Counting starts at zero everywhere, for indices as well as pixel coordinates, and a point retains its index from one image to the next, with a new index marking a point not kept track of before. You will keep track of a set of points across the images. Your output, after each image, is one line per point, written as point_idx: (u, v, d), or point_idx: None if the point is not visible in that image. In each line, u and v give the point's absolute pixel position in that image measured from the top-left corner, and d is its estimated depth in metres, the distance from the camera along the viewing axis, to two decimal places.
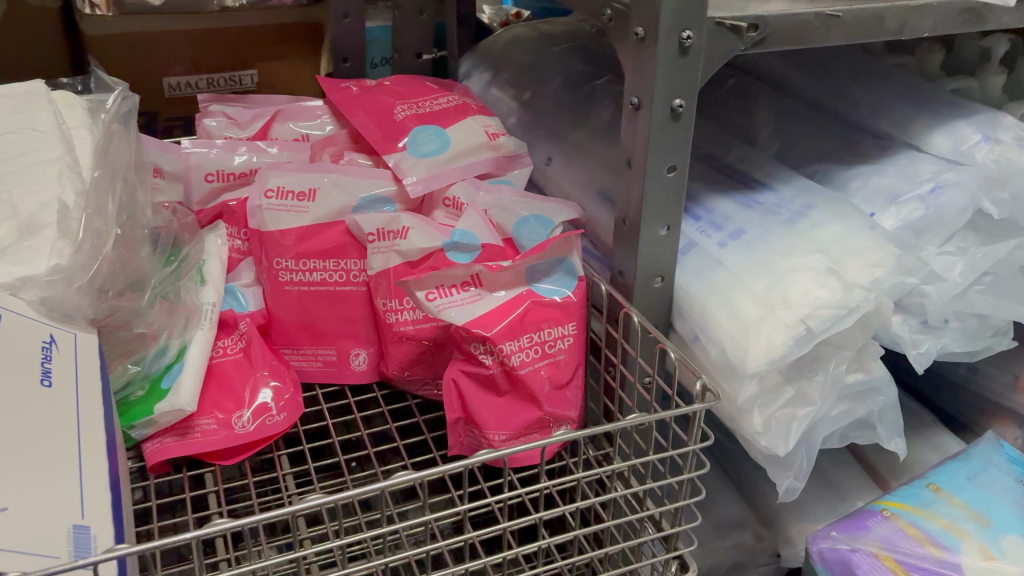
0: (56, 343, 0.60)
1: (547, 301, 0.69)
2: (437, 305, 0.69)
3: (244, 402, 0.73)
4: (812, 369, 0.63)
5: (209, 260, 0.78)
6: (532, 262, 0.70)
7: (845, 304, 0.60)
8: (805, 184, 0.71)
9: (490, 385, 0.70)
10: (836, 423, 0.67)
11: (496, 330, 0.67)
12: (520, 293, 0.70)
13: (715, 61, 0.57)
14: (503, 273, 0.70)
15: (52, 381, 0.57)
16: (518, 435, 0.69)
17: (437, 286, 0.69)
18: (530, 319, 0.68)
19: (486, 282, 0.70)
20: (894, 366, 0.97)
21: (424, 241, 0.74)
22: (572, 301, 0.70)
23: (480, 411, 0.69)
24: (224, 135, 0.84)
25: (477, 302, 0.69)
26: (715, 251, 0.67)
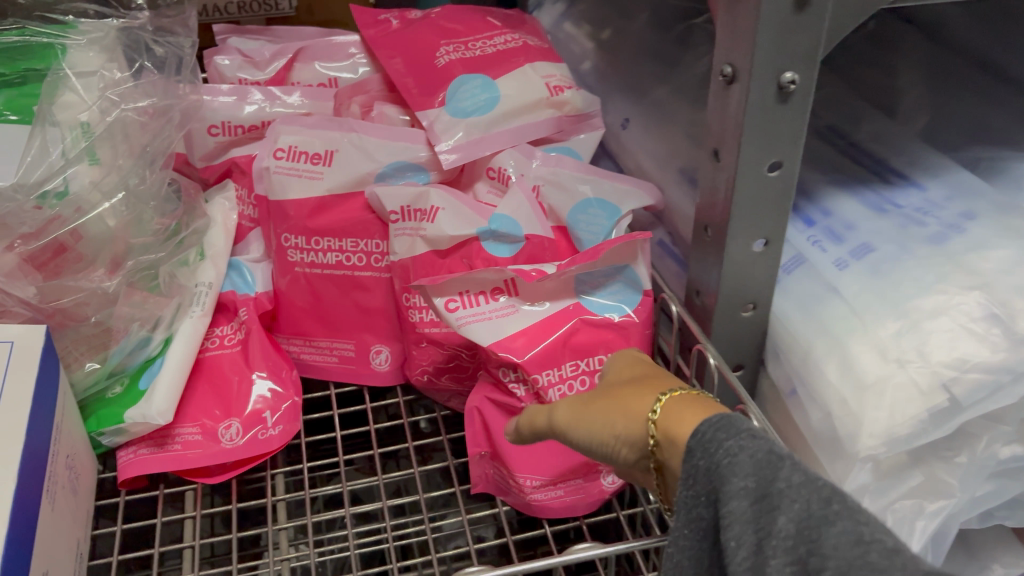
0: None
1: (600, 322, 0.55)
2: (459, 318, 0.54)
3: (235, 408, 0.61)
4: (950, 447, 0.46)
5: (213, 230, 0.66)
6: (584, 270, 0.55)
7: (1009, 369, 0.43)
8: (963, 179, 0.52)
9: (523, 415, 0.56)
10: (978, 507, 0.50)
11: (529, 355, 0.53)
12: (566, 308, 0.55)
13: (848, 19, 0.39)
14: (548, 280, 0.55)
15: None
16: (557, 483, 0.55)
17: (464, 291, 0.54)
18: (575, 343, 0.54)
19: (522, 290, 0.55)
20: None
21: (454, 228, 0.59)
22: (633, 322, 0.55)
23: (509, 448, 0.55)
24: (236, 76, 0.71)
25: (510, 317, 0.54)
26: (829, 273, 0.49)
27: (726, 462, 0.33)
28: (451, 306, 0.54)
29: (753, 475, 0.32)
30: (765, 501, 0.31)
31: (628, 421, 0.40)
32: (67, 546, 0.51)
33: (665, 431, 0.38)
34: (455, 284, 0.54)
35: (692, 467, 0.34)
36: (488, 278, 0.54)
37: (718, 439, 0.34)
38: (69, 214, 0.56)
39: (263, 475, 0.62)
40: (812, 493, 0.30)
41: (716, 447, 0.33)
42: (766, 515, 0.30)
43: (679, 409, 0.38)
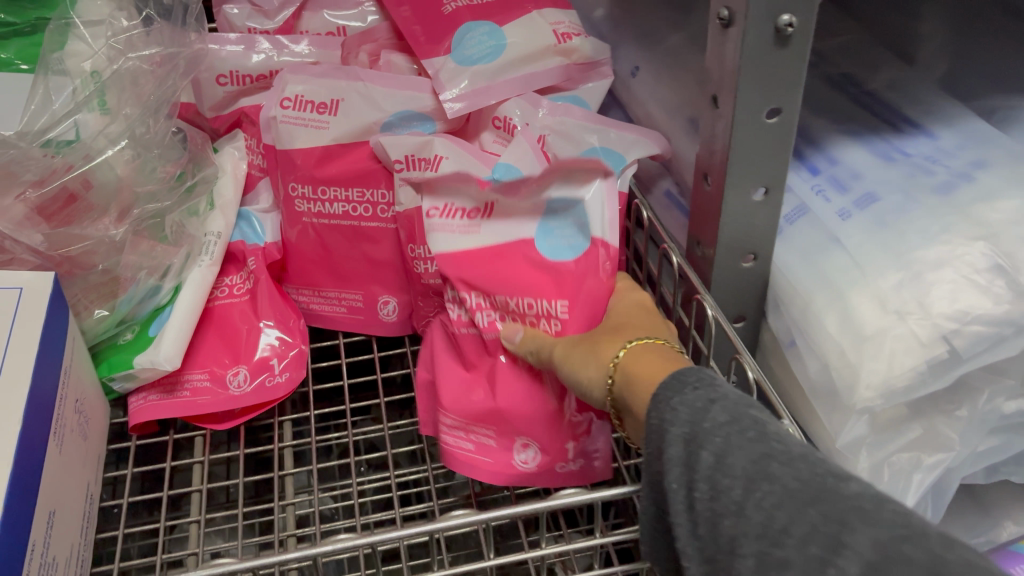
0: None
1: (540, 263, 0.55)
2: (431, 223, 0.57)
3: (243, 356, 0.62)
4: (951, 402, 0.45)
5: (222, 180, 0.66)
6: (548, 199, 0.56)
7: (1013, 321, 0.43)
8: (976, 127, 0.51)
9: (468, 353, 0.56)
10: (983, 461, 0.50)
11: (465, 274, 0.55)
12: (516, 242, 0.56)
13: None
14: (514, 202, 0.56)
15: None
16: (468, 429, 0.54)
17: (448, 203, 0.57)
18: (514, 277, 0.55)
19: (494, 214, 0.57)
20: None
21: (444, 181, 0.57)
22: (568, 275, 0.55)
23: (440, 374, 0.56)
24: (245, 25, 0.70)
25: (472, 233, 0.57)
26: (833, 223, 0.48)
27: (668, 416, 0.37)
28: (433, 209, 0.57)
29: (686, 422, 0.36)
30: (691, 443, 0.35)
31: (596, 367, 0.45)
32: (76, 487, 0.52)
33: (627, 377, 0.43)
34: (444, 195, 0.57)
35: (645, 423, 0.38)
36: (466, 199, 0.57)
37: (669, 396, 0.38)
38: (78, 162, 0.57)
39: (272, 422, 0.62)
40: (730, 428, 0.35)
41: (664, 404, 0.38)
42: (693, 453, 0.35)
43: (641, 358, 0.43)
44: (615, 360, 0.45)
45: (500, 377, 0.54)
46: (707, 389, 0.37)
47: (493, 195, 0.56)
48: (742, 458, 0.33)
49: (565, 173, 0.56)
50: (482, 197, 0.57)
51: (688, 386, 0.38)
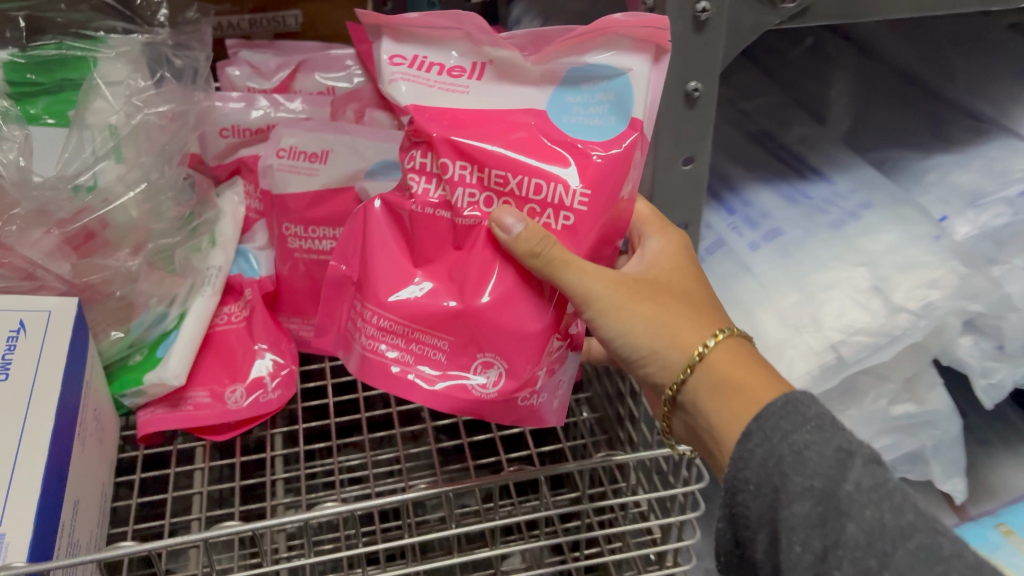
0: (24, 329, 0.59)
1: (557, 134, 0.48)
2: (393, 73, 0.51)
3: (240, 375, 0.70)
4: (845, 402, 0.55)
5: (222, 220, 0.75)
6: (574, 65, 0.49)
7: (888, 332, 0.51)
8: (867, 175, 0.60)
9: (423, 242, 0.50)
10: (877, 458, 0.58)
11: (450, 135, 0.48)
12: (529, 111, 0.49)
13: (742, 39, 0.48)
14: (530, 68, 0.49)
15: (9, 373, 0.56)
16: (410, 337, 0.49)
17: (418, 55, 0.51)
18: (521, 139, 0.49)
19: (489, 78, 0.50)
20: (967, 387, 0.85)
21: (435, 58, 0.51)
22: (594, 157, 0.48)
23: (374, 266, 0.50)
24: (246, 85, 0.80)
25: (456, 94, 0.50)
26: (744, 253, 0.57)
27: (792, 461, 0.42)
28: (400, 56, 0.51)
29: (823, 481, 0.41)
30: (829, 504, 0.41)
31: (678, 353, 0.49)
32: (95, 483, 0.59)
33: (713, 382, 0.48)
34: (413, 44, 0.51)
35: (749, 451, 0.44)
36: (452, 50, 0.51)
37: (793, 431, 0.43)
38: (98, 204, 0.65)
39: (264, 434, 0.70)
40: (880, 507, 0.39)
41: (787, 439, 0.43)
42: (835, 521, 0.40)
43: (728, 360, 0.49)
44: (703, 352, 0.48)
45: (472, 270, 0.48)
46: (832, 437, 0.42)
47: (491, 56, 0.50)
48: (905, 555, 0.38)
49: (614, 37, 0.48)
50: (475, 56, 0.50)
51: (802, 425, 0.43)
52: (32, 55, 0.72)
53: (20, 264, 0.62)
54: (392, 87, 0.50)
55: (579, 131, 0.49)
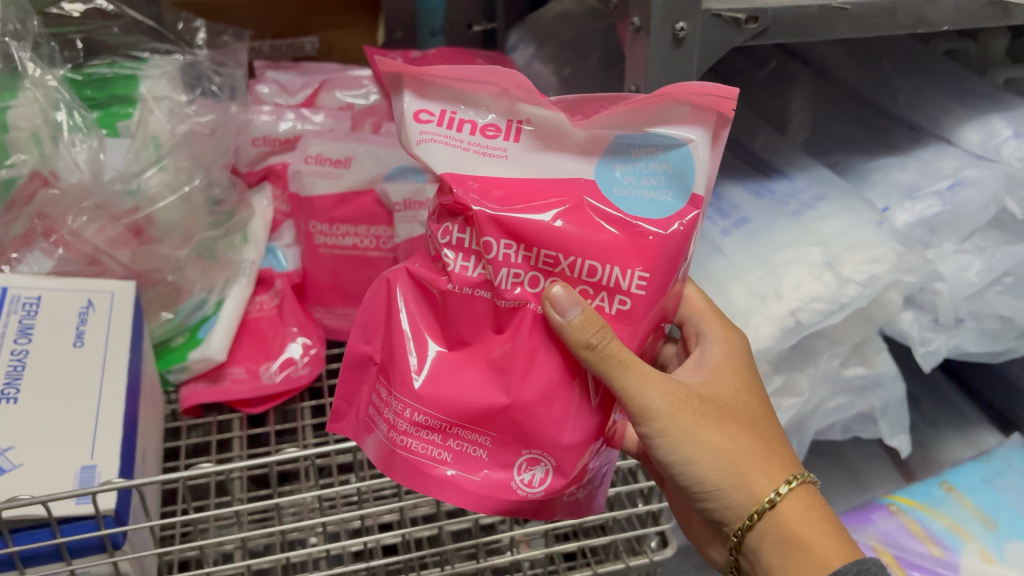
0: (92, 306, 0.67)
1: (607, 205, 0.50)
2: (423, 131, 0.50)
3: (273, 354, 0.78)
4: (804, 362, 0.64)
5: (254, 220, 0.84)
6: (629, 134, 0.50)
7: (838, 299, 0.60)
8: (822, 174, 0.71)
9: (462, 330, 0.51)
10: (833, 415, 0.68)
11: (496, 211, 0.49)
12: (576, 182, 0.50)
13: (713, 52, 0.58)
14: (575, 133, 0.50)
15: (84, 341, 0.64)
16: (448, 435, 0.49)
17: (445, 110, 0.51)
18: (567, 214, 0.49)
19: (526, 140, 0.51)
20: (919, 373, 0.95)
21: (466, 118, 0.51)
22: (648, 237, 0.49)
23: (406, 362, 0.50)
24: (274, 100, 0.89)
25: (498, 161, 0.50)
26: (717, 238, 0.67)
27: None
28: (431, 112, 0.50)
29: None
30: None
31: (747, 495, 0.51)
32: (153, 440, 0.67)
33: (782, 528, 0.51)
34: (442, 99, 0.50)
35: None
36: (484, 109, 0.51)
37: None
38: (143, 205, 0.73)
39: (294, 407, 0.78)
40: None
41: None
42: None
43: (796, 506, 0.52)
44: (773, 502, 0.51)
45: (515, 360, 0.49)
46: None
47: (529, 117, 0.50)
48: None
49: (671, 107, 0.50)
50: (510, 118, 0.51)
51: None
52: (89, 74, 0.81)
53: (87, 249, 0.70)
54: (424, 149, 0.50)
55: (634, 204, 0.50)
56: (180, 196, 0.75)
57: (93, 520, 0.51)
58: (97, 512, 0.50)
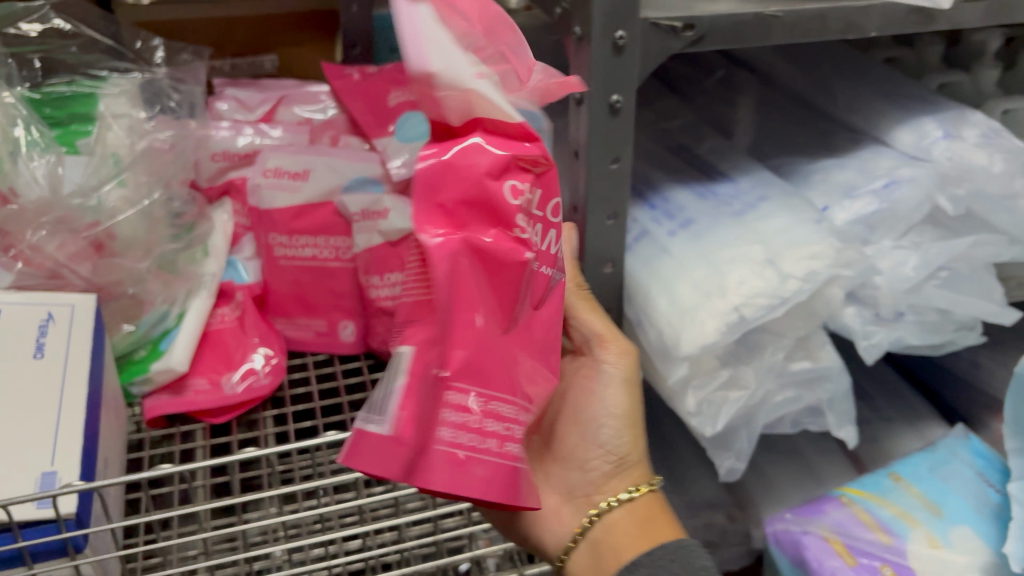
0: (52, 319, 0.68)
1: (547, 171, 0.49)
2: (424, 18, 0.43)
3: (235, 365, 0.79)
4: (750, 356, 0.67)
5: (214, 234, 0.85)
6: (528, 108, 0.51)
7: (779, 294, 0.63)
8: (764, 176, 0.73)
9: (509, 305, 0.46)
10: (781, 409, 0.70)
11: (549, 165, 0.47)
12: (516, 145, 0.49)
13: (652, 59, 0.60)
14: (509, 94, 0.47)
15: (44, 352, 0.65)
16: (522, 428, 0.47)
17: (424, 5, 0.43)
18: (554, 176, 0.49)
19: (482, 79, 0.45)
20: (872, 371, 0.98)
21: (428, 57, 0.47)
22: None
23: (496, 346, 0.45)
24: (233, 116, 0.91)
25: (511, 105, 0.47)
26: (664, 239, 0.70)
27: None
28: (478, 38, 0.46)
29: None
30: None
31: (635, 470, 0.67)
32: (116, 449, 0.68)
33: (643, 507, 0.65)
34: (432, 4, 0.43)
35: None
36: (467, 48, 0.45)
37: None
38: (103, 219, 0.74)
39: (257, 416, 0.79)
40: None
41: None
42: None
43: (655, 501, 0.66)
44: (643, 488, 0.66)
45: (555, 336, 0.49)
46: None
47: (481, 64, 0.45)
48: None
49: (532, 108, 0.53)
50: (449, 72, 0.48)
51: None
52: (47, 92, 0.82)
53: (48, 263, 0.71)
54: (484, 84, 0.44)
55: None
56: (140, 210, 0.77)
57: (54, 524, 0.53)
58: (59, 515, 0.52)
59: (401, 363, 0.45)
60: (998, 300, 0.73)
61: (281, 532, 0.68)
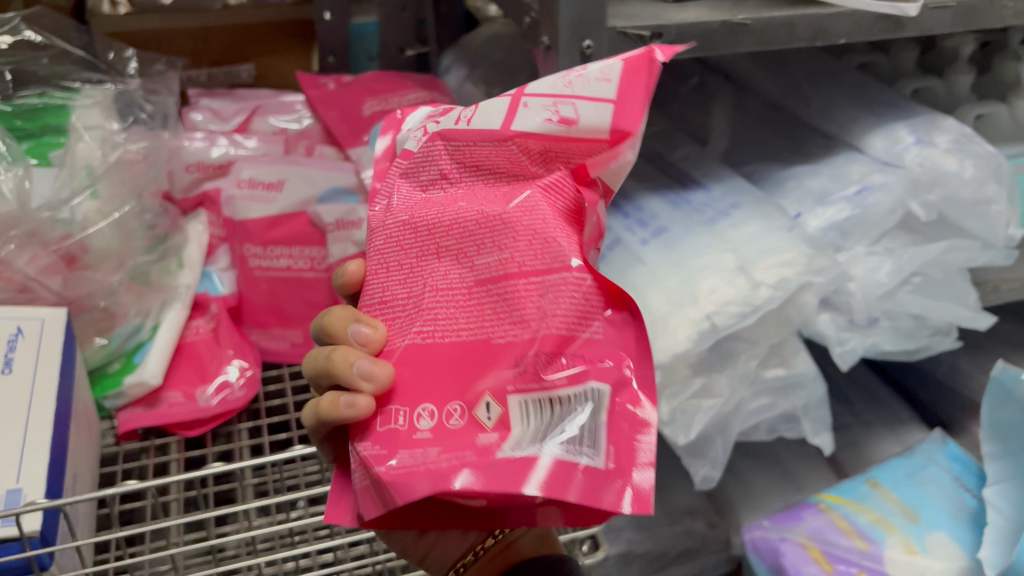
0: (21, 334, 0.67)
1: None
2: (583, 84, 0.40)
3: (209, 377, 0.79)
4: (723, 364, 0.66)
5: (188, 245, 0.84)
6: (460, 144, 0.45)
7: (751, 302, 0.63)
8: (736, 183, 0.73)
9: None
10: (756, 416, 0.70)
11: None
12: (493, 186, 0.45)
13: None
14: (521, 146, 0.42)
15: (12, 367, 0.64)
16: None
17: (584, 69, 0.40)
18: None
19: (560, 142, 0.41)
20: (850, 375, 0.99)
21: (592, 115, 0.39)
22: None
23: None
24: (208, 127, 0.91)
25: None
26: (637, 248, 0.69)
27: None
28: (604, 74, 0.39)
29: None
30: None
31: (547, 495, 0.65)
32: (87, 463, 0.68)
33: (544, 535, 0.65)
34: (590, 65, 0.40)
35: None
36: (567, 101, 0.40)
37: None
38: (75, 232, 0.73)
39: (231, 428, 0.79)
40: None
41: None
42: None
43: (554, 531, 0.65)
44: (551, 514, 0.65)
45: None
46: None
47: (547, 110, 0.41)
48: None
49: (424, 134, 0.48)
50: (533, 99, 0.41)
51: None
52: (18, 105, 0.81)
53: (17, 278, 0.69)
54: None
55: None
56: (112, 223, 0.76)
57: (17, 542, 0.52)
58: (22, 533, 0.51)
59: (603, 398, 0.39)
60: (972, 305, 0.73)
61: (251, 548, 0.67)
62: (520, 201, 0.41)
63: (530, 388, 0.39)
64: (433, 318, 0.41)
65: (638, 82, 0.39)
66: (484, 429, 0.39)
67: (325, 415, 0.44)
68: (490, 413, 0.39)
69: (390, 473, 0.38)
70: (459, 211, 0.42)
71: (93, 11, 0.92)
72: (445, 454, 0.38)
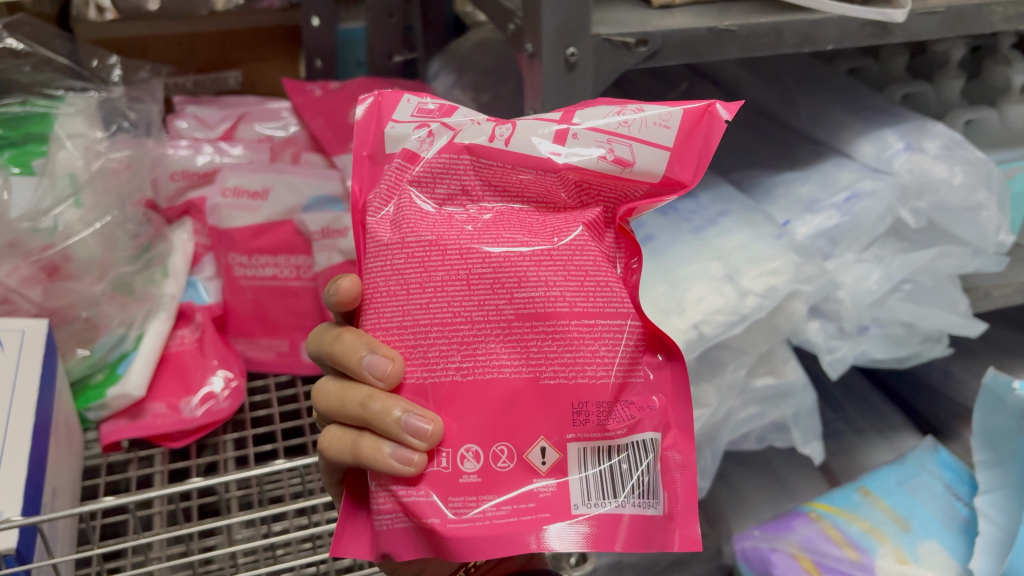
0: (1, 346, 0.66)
1: None
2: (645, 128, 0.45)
3: (194, 388, 0.77)
4: (711, 374, 0.66)
5: (174, 255, 0.83)
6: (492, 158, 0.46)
7: (738, 311, 0.62)
8: (724, 191, 0.73)
9: None
10: (745, 426, 0.69)
11: None
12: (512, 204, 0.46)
13: (604, 76, 0.60)
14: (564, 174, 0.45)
15: None
16: None
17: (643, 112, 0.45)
18: None
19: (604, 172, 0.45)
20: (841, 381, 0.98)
21: (648, 160, 0.44)
22: None
23: None
24: (193, 135, 0.91)
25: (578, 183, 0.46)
26: None
27: None
28: (666, 121, 0.44)
29: None
30: None
31: None
32: (67, 477, 0.67)
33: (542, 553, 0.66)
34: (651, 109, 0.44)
35: None
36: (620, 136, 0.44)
37: None
38: (57, 241, 0.72)
39: (216, 439, 0.78)
40: None
41: None
42: None
43: None
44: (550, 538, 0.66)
45: None
46: None
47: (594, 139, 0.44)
48: None
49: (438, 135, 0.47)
50: (584, 133, 0.45)
51: None
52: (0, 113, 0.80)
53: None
54: None
55: None
56: (95, 232, 0.75)
57: None
58: None
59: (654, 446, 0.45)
60: (963, 312, 0.73)
61: (235, 561, 0.66)
62: (569, 240, 0.43)
63: (590, 437, 0.43)
64: (478, 354, 0.43)
65: (694, 132, 0.44)
66: (537, 474, 0.43)
67: (364, 457, 0.45)
68: (545, 458, 0.43)
69: (453, 527, 0.42)
70: (501, 243, 0.43)
71: (78, 17, 0.92)
72: (504, 505, 0.42)
